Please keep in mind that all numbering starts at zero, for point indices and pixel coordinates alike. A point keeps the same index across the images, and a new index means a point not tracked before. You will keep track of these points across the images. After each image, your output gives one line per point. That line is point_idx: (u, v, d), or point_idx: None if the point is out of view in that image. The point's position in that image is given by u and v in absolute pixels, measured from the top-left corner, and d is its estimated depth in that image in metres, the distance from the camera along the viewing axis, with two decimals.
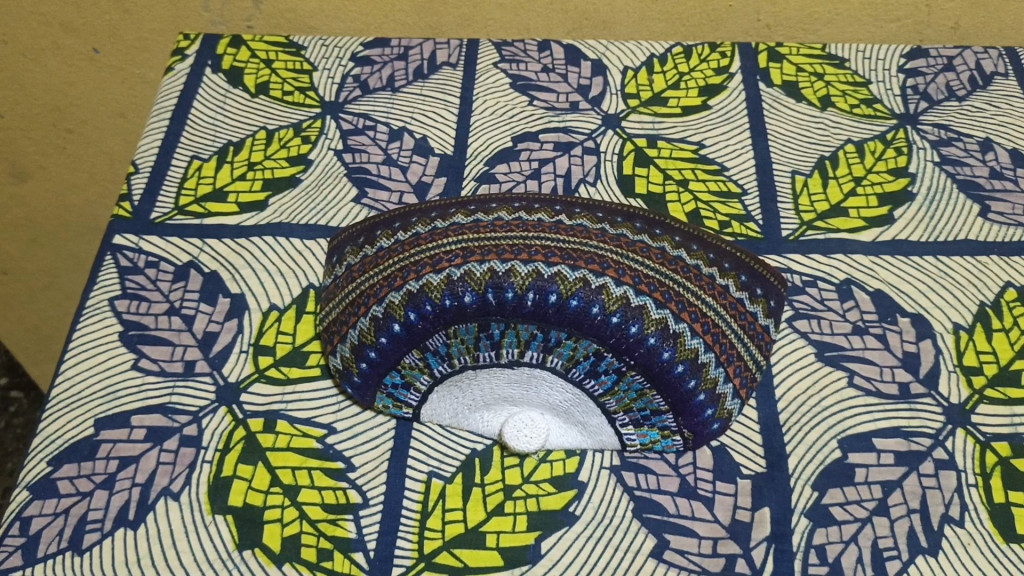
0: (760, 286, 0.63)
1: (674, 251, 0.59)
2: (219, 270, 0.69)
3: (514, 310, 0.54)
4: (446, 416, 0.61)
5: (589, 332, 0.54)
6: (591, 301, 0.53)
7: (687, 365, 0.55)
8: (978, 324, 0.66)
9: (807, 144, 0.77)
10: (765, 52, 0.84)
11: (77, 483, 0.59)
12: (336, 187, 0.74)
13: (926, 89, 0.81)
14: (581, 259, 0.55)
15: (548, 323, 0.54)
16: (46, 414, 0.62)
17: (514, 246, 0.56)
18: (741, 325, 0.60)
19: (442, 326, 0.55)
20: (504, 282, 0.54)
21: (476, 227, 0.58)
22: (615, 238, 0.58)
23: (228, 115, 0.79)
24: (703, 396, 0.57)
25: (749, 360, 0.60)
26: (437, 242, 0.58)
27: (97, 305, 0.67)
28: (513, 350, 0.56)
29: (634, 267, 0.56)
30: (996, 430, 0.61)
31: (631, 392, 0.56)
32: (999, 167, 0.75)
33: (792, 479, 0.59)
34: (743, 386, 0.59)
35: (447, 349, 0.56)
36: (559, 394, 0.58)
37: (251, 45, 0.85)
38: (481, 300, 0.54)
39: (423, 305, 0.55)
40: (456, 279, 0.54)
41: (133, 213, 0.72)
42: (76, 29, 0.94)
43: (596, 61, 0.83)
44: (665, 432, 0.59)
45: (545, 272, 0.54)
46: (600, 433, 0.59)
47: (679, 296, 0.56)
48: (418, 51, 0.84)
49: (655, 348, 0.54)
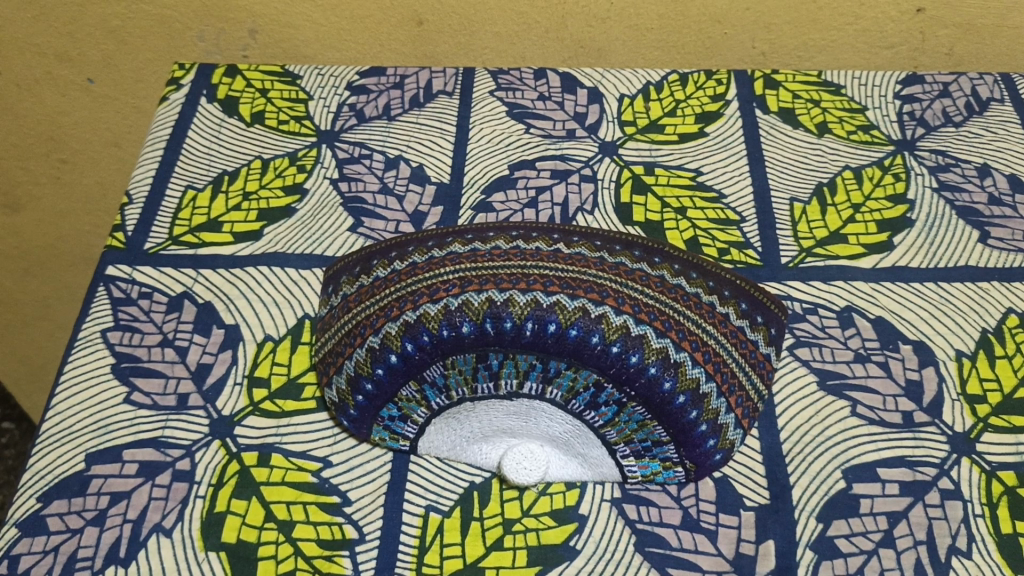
0: (761, 314, 0.63)
1: (674, 279, 0.59)
2: (213, 301, 0.68)
3: (512, 340, 0.53)
4: (444, 448, 0.60)
5: (589, 362, 0.53)
6: (590, 330, 0.53)
7: (689, 395, 0.54)
8: (981, 351, 0.65)
9: (805, 170, 0.76)
10: (761, 79, 0.84)
11: (67, 519, 0.58)
12: (332, 216, 0.73)
13: (923, 116, 0.81)
14: (580, 288, 0.55)
15: (547, 353, 0.53)
16: (35, 450, 0.61)
17: (512, 275, 0.55)
18: (743, 354, 0.59)
19: (439, 357, 0.54)
20: (502, 311, 0.53)
21: (473, 257, 0.58)
22: (614, 266, 0.57)
23: (224, 144, 0.79)
24: (705, 427, 0.56)
25: (752, 389, 0.59)
26: (434, 273, 0.57)
27: (90, 337, 0.66)
28: (512, 381, 0.55)
29: (633, 295, 0.55)
30: (1002, 458, 0.60)
31: (632, 423, 0.56)
32: (997, 193, 0.74)
33: (795, 511, 0.58)
34: (745, 416, 0.59)
35: (444, 380, 0.56)
36: (558, 425, 0.57)
37: (246, 74, 0.85)
38: (480, 330, 0.53)
39: (420, 335, 0.54)
40: (454, 309, 0.54)
41: (127, 244, 0.72)
42: (70, 60, 0.94)
43: (592, 89, 0.83)
44: (667, 463, 0.58)
45: (543, 301, 0.53)
46: (600, 466, 0.59)
47: (679, 325, 0.56)
48: (414, 80, 0.84)
49: (656, 377, 0.53)
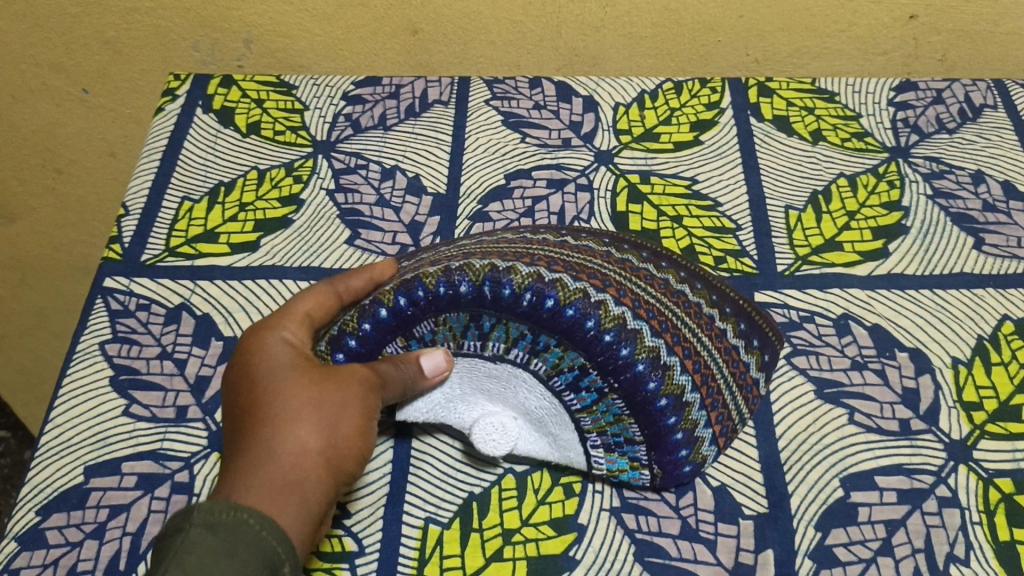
0: (757, 338, 0.63)
1: (678, 284, 0.60)
2: (212, 313, 0.68)
3: (508, 307, 0.53)
4: (422, 411, 0.60)
5: (579, 344, 0.53)
6: (587, 314, 0.52)
7: (671, 400, 0.55)
8: (977, 357, 0.66)
9: (800, 178, 0.77)
10: (756, 87, 0.84)
11: (67, 533, 0.58)
12: (329, 228, 0.73)
13: (917, 122, 0.81)
14: (585, 274, 0.55)
15: (541, 325, 0.53)
16: (34, 463, 0.61)
17: (520, 254, 0.56)
18: (732, 372, 0.60)
19: (431, 314, 0.54)
20: (503, 277, 0.52)
21: (484, 244, 0.60)
22: (620, 262, 0.59)
23: (220, 155, 0.79)
24: (680, 436, 0.56)
25: (734, 410, 0.60)
26: (443, 255, 0.60)
27: (88, 349, 0.66)
28: (500, 345, 0.55)
29: (636, 290, 0.56)
30: (998, 466, 0.61)
31: (609, 415, 0.56)
32: (992, 200, 0.75)
33: (794, 519, 0.59)
34: (722, 435, 0.59)
35: (434, 337, 0.56)
36: (536, 400, 0.57)
37: (242, 85, 0.85)
38: (478, 292, 0.53)
39: (415, 290, 0.54)
40: (454, 268, 0.53)
41: (124, 255, 0.72)
42: (64, 70, 0.94)
43: (587, 98, 0.84)
44: (635, 463, 0.58)
45: (546, 276, 0.53)
46: (570, 450, 0.59)
47: (676, 329, 0.56)
48: (410, 89, 0.84)
49: (642, 375, 0.53)
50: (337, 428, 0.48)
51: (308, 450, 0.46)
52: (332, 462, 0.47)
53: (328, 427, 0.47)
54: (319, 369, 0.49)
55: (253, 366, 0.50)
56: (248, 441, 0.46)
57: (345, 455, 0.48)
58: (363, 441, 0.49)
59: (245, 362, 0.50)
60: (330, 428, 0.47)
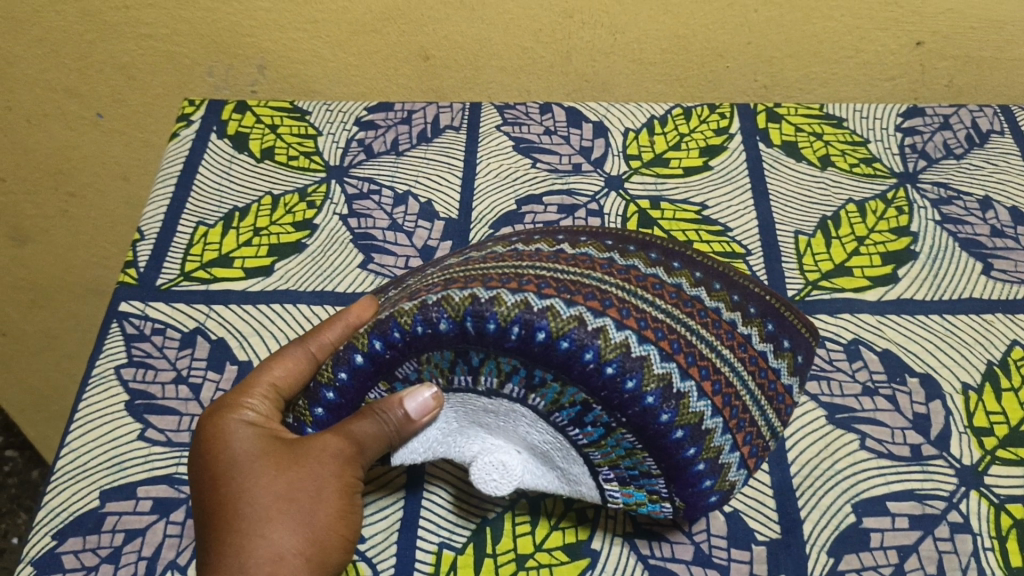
0: (788, 339, 0.55)
1: (692, 289, 0.52)
2: (227, 337, 0.69)
3: (494, 342, 0.46)
4: (419, 453, 0.55)
5: (577, 379, 0.46)
6: (585, 344, 0.45)
7: (689, 431, 0.47)
8: (988, 383, 0.66)
9: (809, 204, 0.77)
10: (764, 113, 0.85)
11: (83, 557, 0.58)
12: (342, 253, 0.74)
13: (925, 148, 0.82)
14: (580, 293, 0.47)
15: (534, 360, 0.46)
16: (50, 487, 0.62)
17: (504, 276, 0.48)
18: (761, 385, 0.52)
19: (412, 354, 0.48)
20: (486, 309, 0.46)
21: (465, 264, 0.53)
22: (625, 269, 0.51)
23: (234, 180, 0.80)
24: (703, 466, 0.49)
25: (764, 426, 0.53)
26: (426, 281, 0.53)
27: (104, 374, 0.67)
28: (492, 379, 0.48)
29: (641, 307, 0.48)
30: (1010, 491, 0.61)
31: (619, 449, 0.49)
32: (1000, 226, 0.75)
33: (806, 545, 0.59)
34: (752, 455, 0.52)
35: (419, 375, 0.50)
36: (538, 434, 0.51)
37: (256, 110, 0.86)
38: (460, 328, 0.46)
39: (391, 332, 0.48)
40: (431, 303, 0.47)
41: (139, 280, 0.73)
42: (80, 95, 0.95)
43: (597, 123, 0.84)
44: (654, 496, 0.52)
45: (535, 303, 0.46)
46: (581, 484, 0.54)
47: (689, 346, 0.48)
48: (422, 115, 0.85)
49: (652, 408, 0.46)
50: (313, 522, 0.50)
51: (289, 551, 0.49)
52: (315, 555, 0.50)
53: (305, 523, 0.50)
54: (289, 458, 0.51)
55: (222, 457, 0.52)
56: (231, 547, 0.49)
57: (328, 543, 0.51)
58: (347, 522, 0.51)
59: (219, 452, 0.52)
60: (304, 525, 0.50)
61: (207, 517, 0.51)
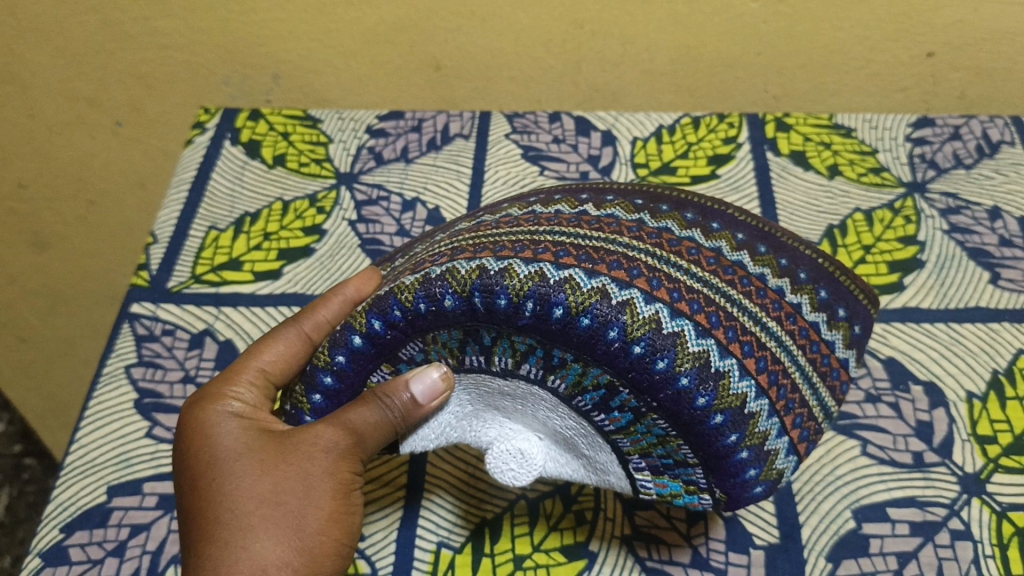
0: (843, 307, 0.53)
1: (734, 254, 0.50)
2: (234, 338, 0.70)
3: (507, 319, 0.43)
4: (431, 440, 0.55)
5: (601, 359, 0.43)
6: (608, 322, 0.42)
7: (729, 416, 0.43)
8: (992, 392, 0.66)
9: (817, 213, 0.77)
10: (773, 122, 0.85)
11: (89, 550, 0.59)
12: (351, 257, 0.75)
13: (934, 158, 0.82)
14: (605, 264, 0.44)
15: (552, 339, 0.43)
16: (59, 482, 0.63)
17: (517, 244, 0.46)
18: (813, 359, 0.49)
19: (416, 334, 0.47)
20: (495, 284, 0.43)
21: (476, 230, 0.51)
22: (655, 234, 0.48)
23: (246, 186, 0.81)
24: (747, 454, 0.45)
25: (816, 407, 0.49)
26: (436, 248, 0.51)
27: (114, 373, 0.68)
28: (507, 359, 0.46)
29: (673, 276, 0.45)
30: (1013, 499, 0.60)
31: (650, 436, 0.46)
32: (1008, 235, 0.75)
33: (805, 550, 0.59)
34: (803, 440, 0.48)
35: (426, 357, 0.48)
36: (560, 420, 0.49)
37: (269, 119, 0.87)
38: (467, 305, 0.44)
39: (390, 311, 0.46)
40: (434, 278, 0.45)
41: (151, 282, 0.74)
42: (100, 104, 0.97)
43: (606, 132, 0.85)
44: (691, 487, 0.48)
45: (551, 275, 0.43)
46: (609, 473, 0.51)
47: (730, 320, 0.45)
48: (432, 124, 0.86)
49: (687, 391, 0.42)
50: (302, 526, 0.48)
51: (275, 559, 0.47)
52: (305, 563, 0.48)
53: (293, 527, 0.48)
54: (276, 455, 0.49)
55: (205, 462, 0.51)
56: (215, 557, 0.48)
57: (318, 549, 0.49)
58: (339, 526, 0.50)
59: (204, 451, 0.51)
60: (292, 529, 0.48)
61: (190, 524, 0.50)
